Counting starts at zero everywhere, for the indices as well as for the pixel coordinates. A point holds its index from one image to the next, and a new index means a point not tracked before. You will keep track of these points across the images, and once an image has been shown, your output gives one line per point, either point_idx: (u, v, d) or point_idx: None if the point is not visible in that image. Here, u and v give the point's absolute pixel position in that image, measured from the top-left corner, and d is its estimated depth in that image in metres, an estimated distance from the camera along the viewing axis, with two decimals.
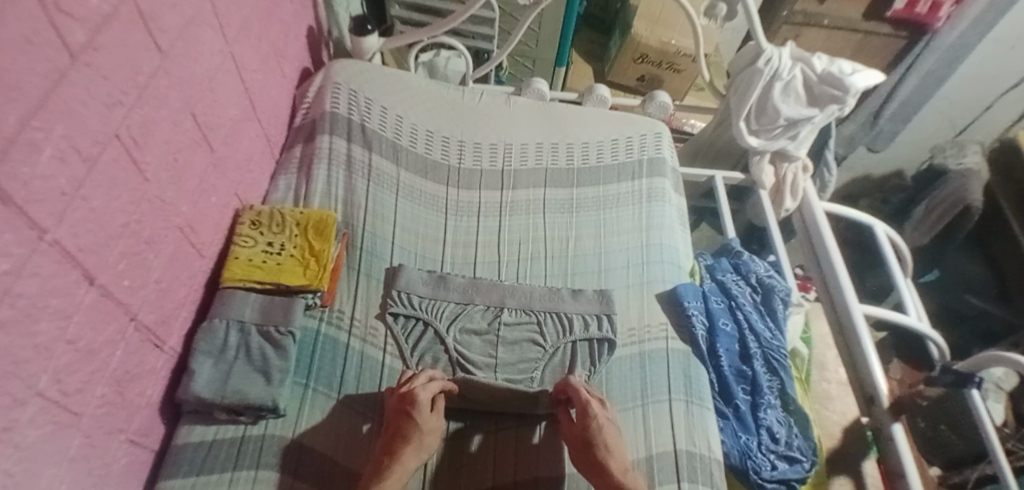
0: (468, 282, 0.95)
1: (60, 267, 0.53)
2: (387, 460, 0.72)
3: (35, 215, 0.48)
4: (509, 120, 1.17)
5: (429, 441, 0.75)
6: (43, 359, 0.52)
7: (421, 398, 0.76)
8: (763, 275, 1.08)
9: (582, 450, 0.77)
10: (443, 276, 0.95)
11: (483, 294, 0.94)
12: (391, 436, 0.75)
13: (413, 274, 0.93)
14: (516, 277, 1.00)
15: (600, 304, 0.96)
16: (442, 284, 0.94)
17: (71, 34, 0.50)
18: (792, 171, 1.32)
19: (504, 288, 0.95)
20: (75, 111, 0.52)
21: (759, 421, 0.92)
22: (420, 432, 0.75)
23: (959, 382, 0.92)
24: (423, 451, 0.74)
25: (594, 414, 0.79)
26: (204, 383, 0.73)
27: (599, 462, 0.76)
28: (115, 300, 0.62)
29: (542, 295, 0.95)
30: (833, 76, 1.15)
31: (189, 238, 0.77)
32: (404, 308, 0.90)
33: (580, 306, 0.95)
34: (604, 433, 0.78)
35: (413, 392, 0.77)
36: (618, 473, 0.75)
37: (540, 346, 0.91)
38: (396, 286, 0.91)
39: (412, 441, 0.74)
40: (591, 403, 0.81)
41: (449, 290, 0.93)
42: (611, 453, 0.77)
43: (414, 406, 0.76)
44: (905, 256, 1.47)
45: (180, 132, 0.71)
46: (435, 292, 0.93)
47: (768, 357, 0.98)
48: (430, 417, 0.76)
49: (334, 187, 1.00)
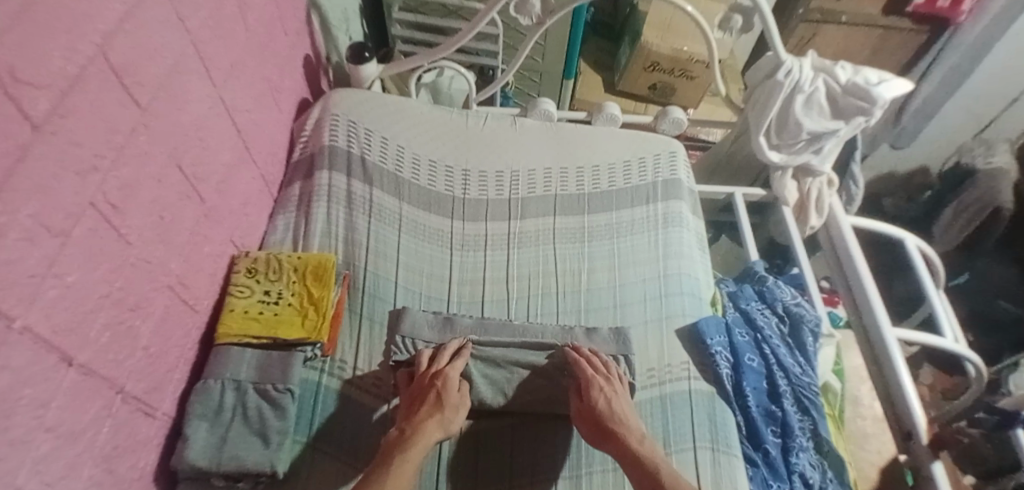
0: (476, 322, 0.89)
1: (34, 353, 0.48)
2: (409, 431, 0.72)
3: (2, 305, 0.44)
4: (516, 145, 1.12)
5: (451, 415, 0.75)
6: (19, 454, 0.48)
7: (450, 374, 0.78)
8: (790, 303, 1.02)
9: (591, 425, 0.77)
10: (449, 317, 0.89)
11: (491, 335, 0.88)
12: (414, 406, 0.76)
13: (417, 317, 0.88)
14: (526, 316, 0.95)
15: (617, 344, 0.90)
16: (448, 326, 0.88)
17: (34, 104, 0.46)
18: (817, 185, 1.25)
19: (515, 328, 0.89)
20: (43, 185, 0.48)
21: (791, 467, 0.85)
22: (446, 404, 0.75)
23: (1004, 423, 0.87)
24: (445, 426, 0.74)
25: (598, 386, 0.79)
26: (198, 450, 0.69)
27: (614, 434, 0.75)
28: (98, 377, 0.58)
29: (555, 334, 0.90)
30: (859, 87, 1.08)
31: (181, 296, 0.73)
32: (408, 356, 0.85)
33: (595, 346, 0.89)
34: (615, 407, 0.78)
35: (443, 369, 0.79)
36: (633, 441, 0.74)
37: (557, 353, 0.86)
38: (400, 331, 0.86)
39: (438, 412, 0.74)
40: (597, 379, 0.80)
41: (457, 332, 0.88)
42: (625, 423, 0.76)
43: (443, 381, 0.77)
44: (938, 269, 1.38)
45: (165, 186, 0.67)
46: (442, 335, 0.87)
47: (799, 395, 0.92)
48: (454, 393, 0.77)
49: (334, 225, 0.96)
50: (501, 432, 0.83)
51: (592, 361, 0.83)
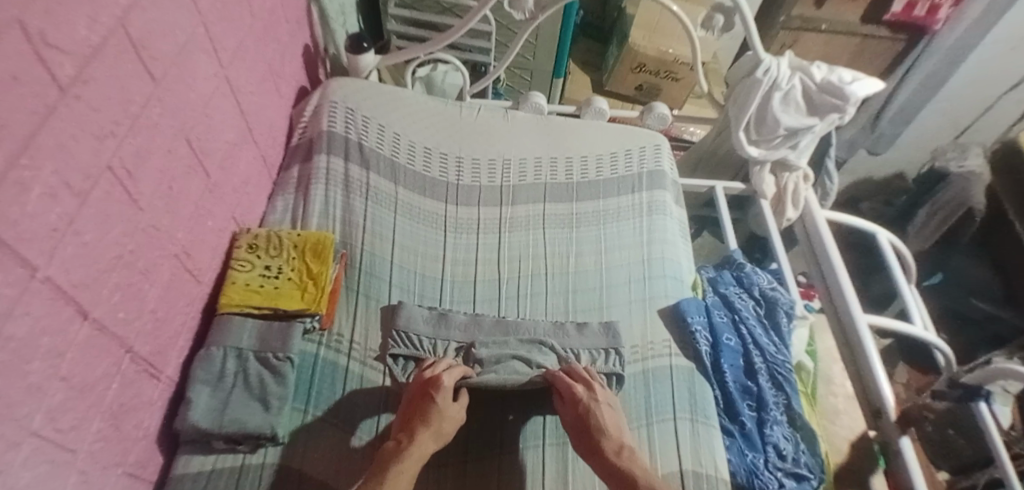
0: (470, 318, 0.92)
1: (52, 304, 0.51)
2: (406, 442, 0.72)
3: (25, 253, 0.47)
4: (508, 135, 1.17)
5: (448, 427, 0.75)
6: (35, 400, 0.50)
7: (445, 383, 0.78)
8: (766, 288, 1.08)
9: (580, 434, 0.78)
10: (444, 313, 0.91)
11: (485, 332, 0.90)
12: (411, 415, 0.77)
13: (413, 312, 0.89)
14: (517, 313, 0.97)
15: (607, 337, 0.93)
16: (443, 322, 0.90)
17: (60, 68, 0.49)
18: (793, 180, 1.31)
19: (508, 326, 0.92)
20: (66, 146, 0.51)
21: (766, 438, 0.90)
22: (440, 416, 0.75)
23: (967, 396, 0.92)
24: (441, 437, 0.74)
25: (580, 396, 0.80)
26: (201, 412, 0.73)
27: (596, 447, 0.76)
28: (110, 334, 0.61)
29: (547, 330, 0.93)
30: (833, 84, 1.15)
31: (186, 265, 0.76)
32: (405, 349, 0.87)
33: (587, 341, 0.92)
34: (594, 413, 0.79)
35: (438, 377, 0.79)
36: (611, 453, 0.75)
37: (550, 348, 0.90)
38: (396, 326, 0.88)
39: (433, 424, 0.74)
40: (579, 389, 0.81)
41: (451, 328, 0.90)
42: (604, 431, 0.77)
43: (437, 391, 0.77)
44: (909, 262, 1.45)
45: (174, 160, 0.70)
46: (436, 330, 0.89)
47: (773, 371, 0.97)
48: (451, 405, 0.77)
49: (331, 207, 0.99)
50: (491, 405, 0.87)
51: (576, 373, 0.84)
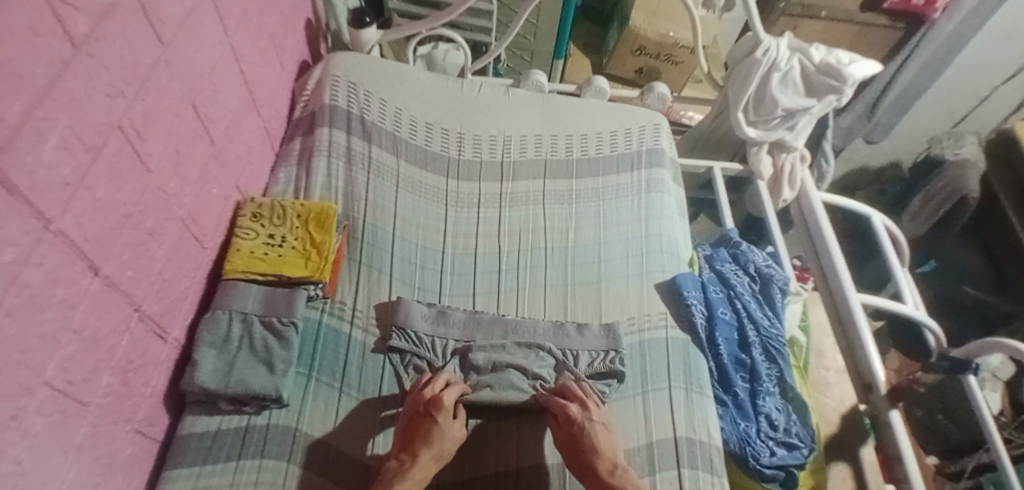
0: (468, 317, 0.91)
1: (65, 256, 0.53)
2: (407, 462, 0.72)
3: (39, 204, 0.48)
4: (509, 112, 1.18)
5: (449, 448, 0.75)
6: (49, 348, 0.52)
7: (445, 403, 0.77)
8: (761, 265, 1.10)
9: (572, 453, 0.78)
10: (443, 311, 0.90)
11: (484, 331, 0.90)
12: (411, 436, 0.76)
13: (412, 307, 0.88)
14: (517, 303, 0.97)
15: (608, 339, 0.91)
16: (442, 318, 0.90)
17: (73, 25, 0.50)
18: (790, 161, 1.32)
19: (506, 324, 0.91)
20: (80, 101, 0.52)
21: (758, 408, 0.93)
22: (442, 437, 0.74)
23: (956, 368, 0.95)
24: (441, 459, 0.74)
25: (572, 413, 0.80)
26: (207, 374, 0.74)
27: (590, 466, 0.76)
28: (119, 290, 0.62)
29: (547, 331, 0.91)
30: (831, 66, 1.16)
31: (191, 230, 0.77)
32: (405, 344, 0.86)
33: (586, 342, 0.90)
34: (589, 433, 0.78)
35: (438, 396, 0.78)
36: (605, 474, 0.74)
37: (547, 353, 0.89)
38: (396, 321, 0.87)
39: (434, 446, 0.73)
40: (573, 407, 0.80)
41: (450, 326, 0.89)
42: (597, 452, 0.76)
43: (437, 411, 0.76)
44: (904, 249, 1.47)
45: (181, 124, 0.71)
46: (435, 329, 0.88)
47: (767, 345, 0.99)
48: (453, 424, 0.76)
49: (333, 179, 1.00)
50: None
51: (572, 391, 0.84)
